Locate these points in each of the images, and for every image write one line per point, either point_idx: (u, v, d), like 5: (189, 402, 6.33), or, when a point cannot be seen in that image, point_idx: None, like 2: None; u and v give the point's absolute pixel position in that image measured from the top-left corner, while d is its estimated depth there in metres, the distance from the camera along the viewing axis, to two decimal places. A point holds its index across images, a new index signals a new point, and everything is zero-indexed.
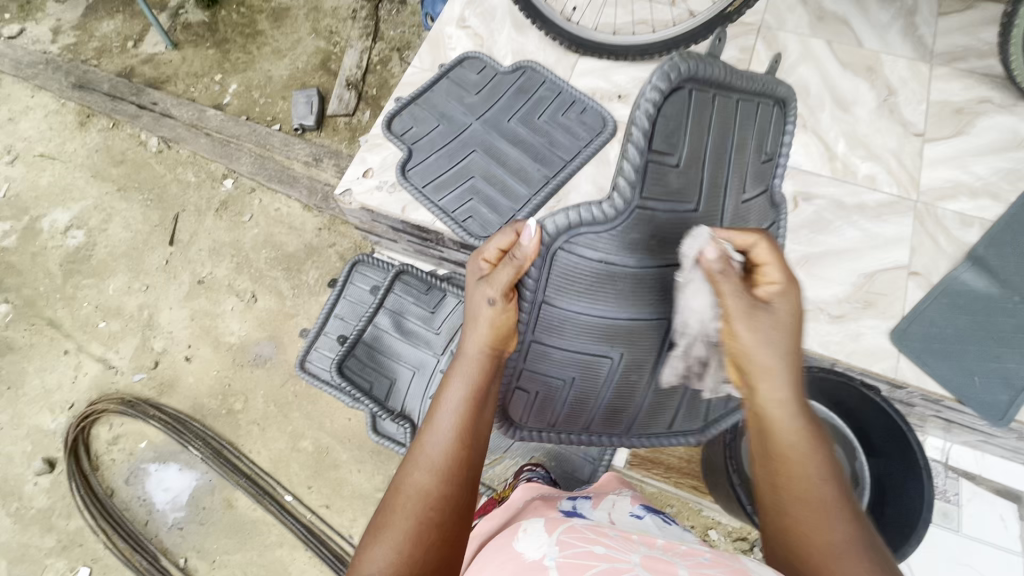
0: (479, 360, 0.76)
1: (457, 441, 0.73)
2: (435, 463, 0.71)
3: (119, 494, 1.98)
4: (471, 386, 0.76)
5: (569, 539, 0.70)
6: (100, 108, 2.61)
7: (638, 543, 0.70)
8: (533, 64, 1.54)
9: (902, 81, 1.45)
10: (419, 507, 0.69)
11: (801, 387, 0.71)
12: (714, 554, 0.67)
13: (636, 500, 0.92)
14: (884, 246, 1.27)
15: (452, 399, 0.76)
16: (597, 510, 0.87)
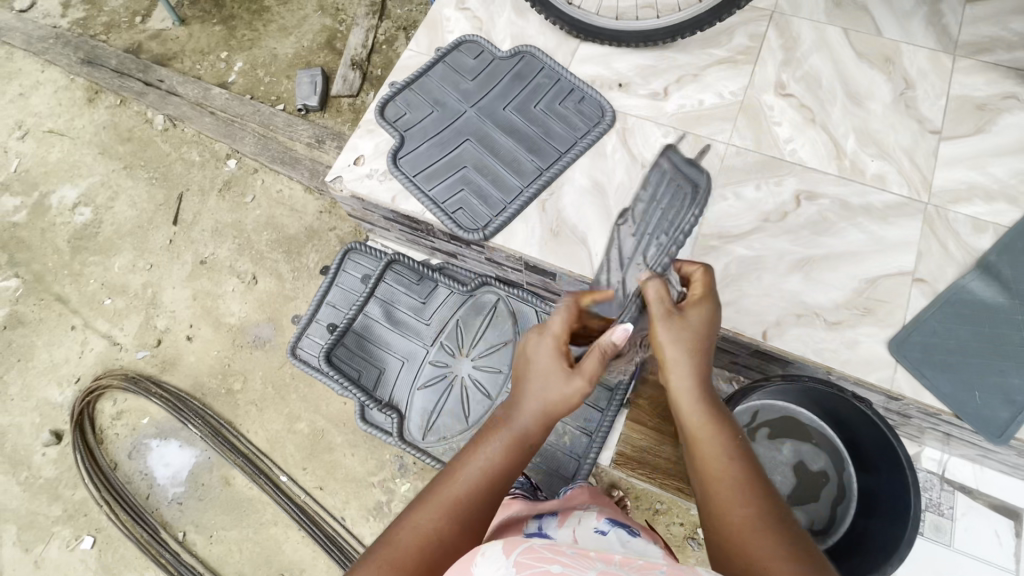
0: (524, 428, 0.82)
1: (478, 494, 0.77)
2: (452, 507, 0.75)
3: (122, 467, 2.04)
4: (506, 450, 0.81)
5: (527, 558, 0.65)
6: (108, 84, 2.61)
7: (596, 559, 0.67)
8: (532, 49, 1.49)
9: (922, 74, 1.37)
10: (420, 551, 0.72)
11: (705, 379, 0.79)
12: (669, 567, 0.65)
13: (601, 514, 0.96)
14: (889, 251, 1.21)
15: (486, 455, 0.80)
16: (562, 529, 0.92)
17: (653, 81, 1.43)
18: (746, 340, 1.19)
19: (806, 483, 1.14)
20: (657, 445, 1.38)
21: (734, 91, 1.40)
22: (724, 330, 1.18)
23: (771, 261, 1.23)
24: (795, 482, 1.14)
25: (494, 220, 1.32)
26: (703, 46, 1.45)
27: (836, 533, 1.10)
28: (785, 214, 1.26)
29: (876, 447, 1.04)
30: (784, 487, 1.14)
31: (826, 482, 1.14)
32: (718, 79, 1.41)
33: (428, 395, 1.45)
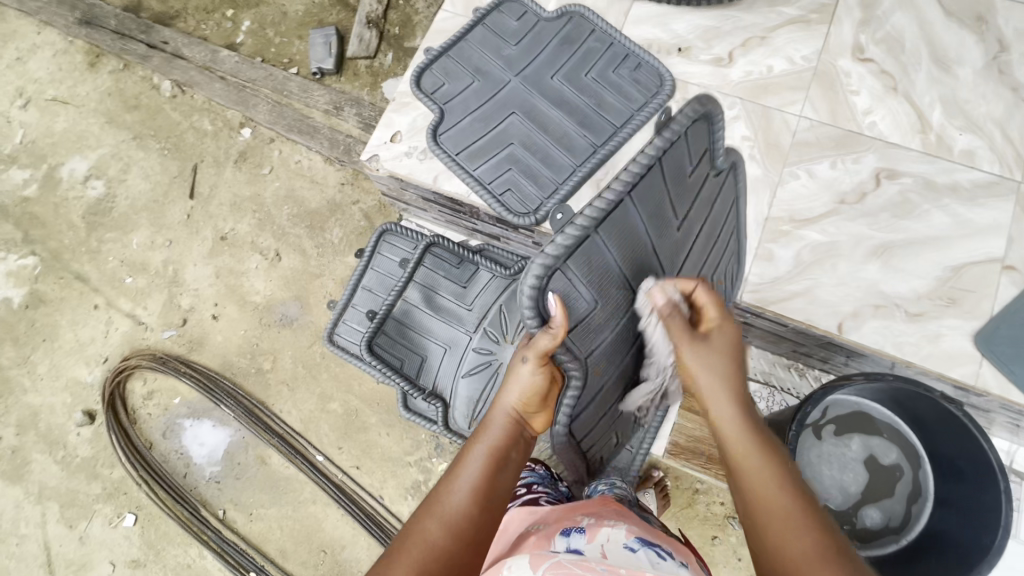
0: (504, 426, 0.81)
1: (472, 495, 0.73)
2: (447, 512, 0.70)
3: (157, 447, 2.04)
4: (491, 447, 0.79)
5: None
6: (109, 47, 2.46)
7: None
8: (581, 9, 1.35)
9: (1018, 34, 1.24)
10: (421, 562, 0.66)
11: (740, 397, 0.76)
12: None
13: (631, 531, 0.84)
14: (977, 236, 1.12)
15: (473, 458, 0.78)
16: (591, 545, 0.80)
17: (715, 45, 1.31)
18: (817, 332, 1.12)
19: (878, 480, 1.10)
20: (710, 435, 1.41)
21: (807, 55, 1.27)
22: (793, 322, 1.12)
23: (847, 247, 1.14)
24: (866, 479, 1.10)
25: (545, 203, 1.23)
26: (772, 4, 1.31)
27: (909, 532, 1.07)
28: (862, 195, 1.17)
29: (958, 449, 0.99)
30: (855, 484, 1.10)
31: (899, 475, 1.09)
32: (789, 42, 1.28)
33: (472, 383, 1.38)
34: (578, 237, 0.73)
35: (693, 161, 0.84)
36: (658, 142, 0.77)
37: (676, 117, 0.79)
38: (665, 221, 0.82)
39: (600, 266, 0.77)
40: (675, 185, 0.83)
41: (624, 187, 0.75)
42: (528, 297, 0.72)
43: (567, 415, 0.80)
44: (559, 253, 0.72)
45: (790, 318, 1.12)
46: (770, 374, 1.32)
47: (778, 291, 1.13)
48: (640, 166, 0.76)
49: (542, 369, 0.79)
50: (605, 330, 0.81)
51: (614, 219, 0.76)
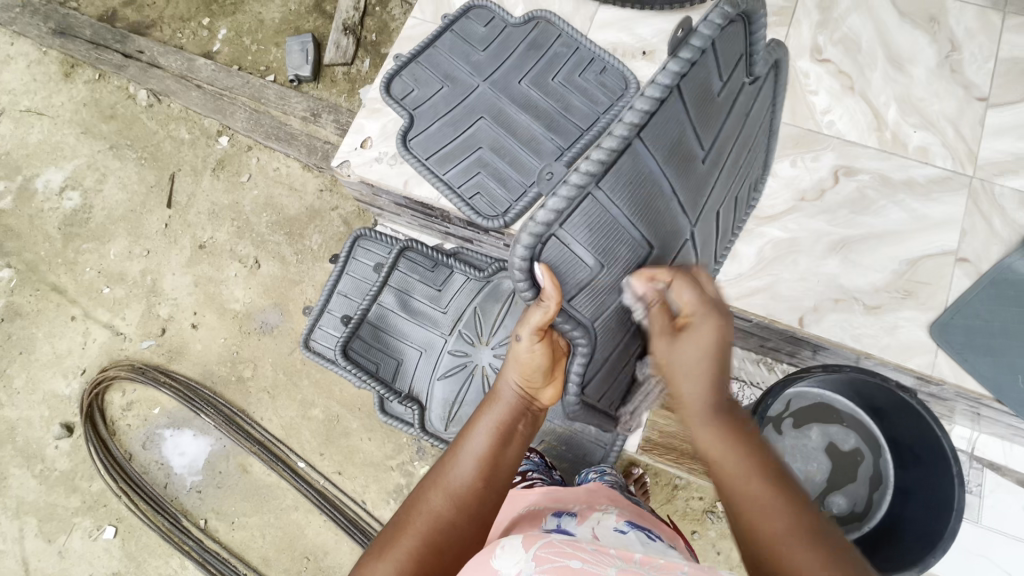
0: (512, 398, 0.84)
1: (477, 471, 0.77)
2: (452, 489, 0.75)
3: (137, 458, 2.02)
4: (498, 421, 0.82)
5: (545, 553, 0.67)
6: (84, 57, 2.44)
7: (614, 557, 0.68)
8: (547, 14, 1.37)
9: (969, 34, 1.27)
10: (428, 530, 0.73)
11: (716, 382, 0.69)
12: (691, 569, 0.66)
13: (620, 516, 0.88)
14: (931, 229, 1.15)
15: (481, 430, 0.81)
16: (581, 526, 0.83)
17: None
18: (780, 326, 1.15)
19: (840, 468, 1.12)
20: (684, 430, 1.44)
21: None
22: (755, 317, 1.15)
23: (807, 243, 1.17)
24: (830, 469, 1.12)
25: (514, 204, 1.25)
26: None
27: (871, 520, 1.09)
28: (822, 191, 1.20)
29: (914, 435, 1.02)
30: (819, 473, 1.12)
31: (860, 462, 1.12)
32: None
33: (448, 385, 1.40)
34: (575, 196, 0.59)
35: (718, 71, 0.67)
36: (672, 62, 0.60)
37: (697, 26, 0.62)
38: (688, 157, 0.68)
39: (607, 230, 0.64)
40: (700, 108, 0.66)
41: (631, 128, 0.60)
42: (517, 271, 0.64)
43: (577, 383, 0.76)
44: (552, 218, 0.60)
45: (752, 314, 1.15)
46: (740, 369, 1.35)
47: (741, 287, 1.16)
48: (653, 98, 0.60)
49: (540, 342, 0.78)
50: (613, 292, 0.70)
51: (622, 169, 0.61)
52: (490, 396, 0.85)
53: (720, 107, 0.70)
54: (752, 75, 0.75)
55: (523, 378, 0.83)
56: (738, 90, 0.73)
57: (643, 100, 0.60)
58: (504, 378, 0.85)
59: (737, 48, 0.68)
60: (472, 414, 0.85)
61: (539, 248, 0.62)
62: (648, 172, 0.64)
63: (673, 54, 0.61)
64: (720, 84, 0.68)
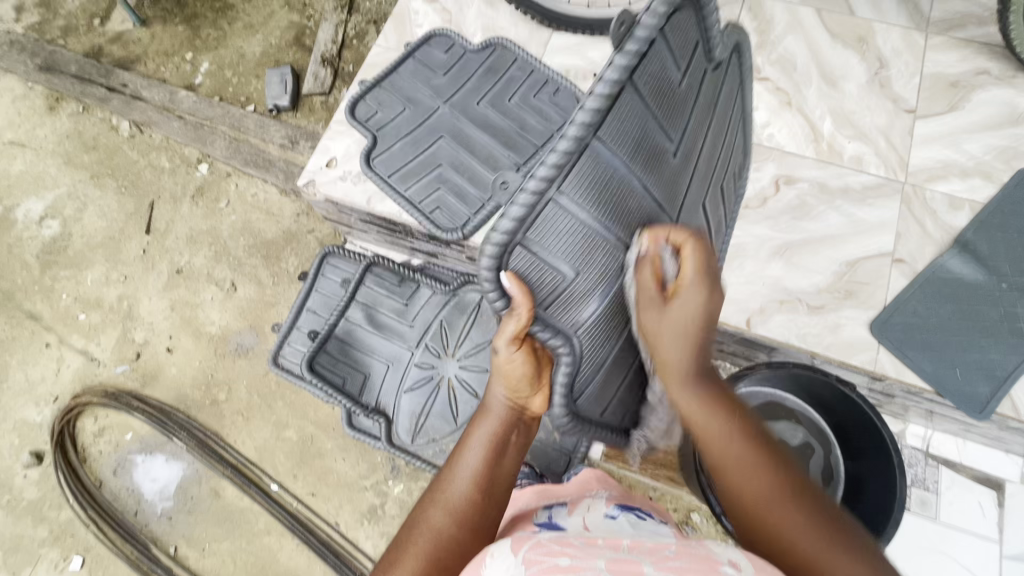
0: (503, 410, 0.85)
1: (475, 482, 0.78)
2: (453, 503, 0.76)
3: (107, 485, 2.00)
4: (491, 434, 0.83)
5: (535, 555, 0.62)
6: (68, 91, 2.52)
7: (604, 548, 0.64)
8: (503, 40, 1.45)
9: (896, 53, 1.37)
10: (432, 549, 0.72)
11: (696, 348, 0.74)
12: (679, 546, 0.64)
13: (610, 500, 0.90)
14: (868, 232, 1.21)
15: (474, 446, 0.82)
16: (573, 517, 0.84)
17: None
18: (729, 329, 1.19)
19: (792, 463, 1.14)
20: None
21: None
22: None
23: (752, 248, 1.23)
24: None
25: (472, 218, 1.30)
26: None
27: None
28: (764, 200, 1.26)
29: (856, 427, 1.08)
30: None
31: (811, 456, 1.14)
32: None
33: (414, 398, 1.42)
34: (533, 204, 0.60)
35: (673, 63, 0.67)
36: (616, 59, 0.61)
37: (639, 19, 0.62)
38: (658, 149, 0.67)
39: (573, 233, 0.63)
40: (659, 100, 0.66)
41: (585, 128, 0.60)
42: (486, 281, 0.64)
43: (563, 392, 0.73)
44: (514, 228, 0.61)
45: None
46: None
47: None
48: (603, 96, 0.60)
49: (518, 352, 0.79)
50: (590, 297, 0.69)
51: (582, 171, 0.61)
52: (480, 411, 0.87)
53: (681, 97, 0.70)
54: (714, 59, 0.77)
55: (509, 391, 0.85)
56: (699, 79, 0.74)
57: (594, 98, 0.60)
58: (491, 392, 0.87)
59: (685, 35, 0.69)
60: (466, 429, 0.86)
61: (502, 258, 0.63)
62: (612, 169, 0.63)
63: (618, 50, 0.61)
64: (678, 75, 0.69)
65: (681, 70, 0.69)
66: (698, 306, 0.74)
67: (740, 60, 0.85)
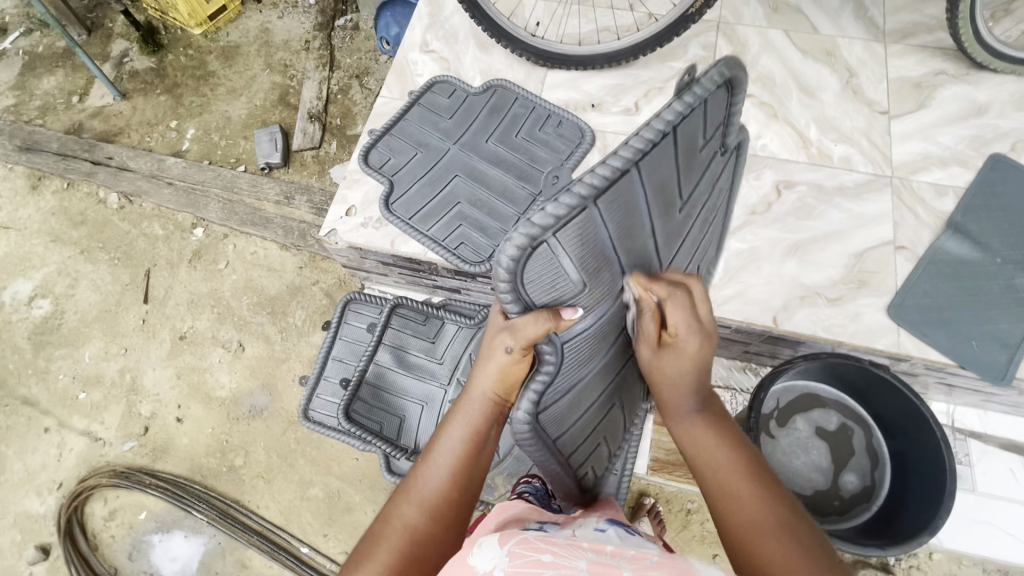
0: (483, 402, 0.82)
1: (450, 481, 0.80)
2: (426, 500, 0.78)
3: (124, 571, 1.89)
4: (470, 429, 0.82)
5: (519, 549, 0.63)
6: (51, 169, 2.49)
7: (587, 550, 0.65)
8: (502, 82, 1.54)
9: (862, 62, 1.50)
10: (403, 543, 0.75)
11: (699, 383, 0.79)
12: (663, 557, 0.64)
13: (601, 517, 0.88)
14: (869, 225, 1.30)
15: (451, 440, 0.82)
16: (564, 527, 0.82)
17: (623, 98, 1.51)
18: (757, 328, 1.24)
19: (837, 448, 1.22)
20: None
21: None
22: (733, 322, 1.24)
23: (766, 250, 1.30)
24: (830, 453, 1.21)
25: (497, 249, 1.34)
26: (663, 60, 1.55)
27: (878, 498, 1.17)
28: (768, 205, 1.35)
29: (892, 405, 1.14)
30: (823, 458, 1.21)
31: (852, 436, 1.22)
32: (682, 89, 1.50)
33: None
34: (575, 207, 0.60)
35: (708, 128, 0.73)
36: (676, 101, 0.64)
37: (700, 78, 0.67)
38: (671, 194, 0.72)
39: (594, 249, 0.65)
40: (686, 158, 0.72)
41: (634, 154, 0.62)
42: (506, 269, 0.62)
43: (532, 401, 0.76)
44: (547, 225, 0.60)
45: (730, 320, 1.24)
46: (730, 379, 1.42)
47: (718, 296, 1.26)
48: (657, 130, 0.63)
49: (524, 358, 0.76)
50: (587, 317, 0.73)
51: (617, 197, 0.64)
52: (461, 399, 0.84)
53: (702, 161, 0.77)
54: (728, 146, 0.83)
55: (495, 386, 0.81)
56: (715, 156, 0.80)
57: (649, 131, 0.63)
58: (473, 380, 0.82)
59: (723, 112, 0.75)
60: (444, 417, 0.85)
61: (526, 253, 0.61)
62: (639, 201, 0.67)
63: (677, 97, 0.65)
64: (705, 141, 0.75)
65: (709, 140, 0.76)
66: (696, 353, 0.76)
67: (740, 159, 0.92)
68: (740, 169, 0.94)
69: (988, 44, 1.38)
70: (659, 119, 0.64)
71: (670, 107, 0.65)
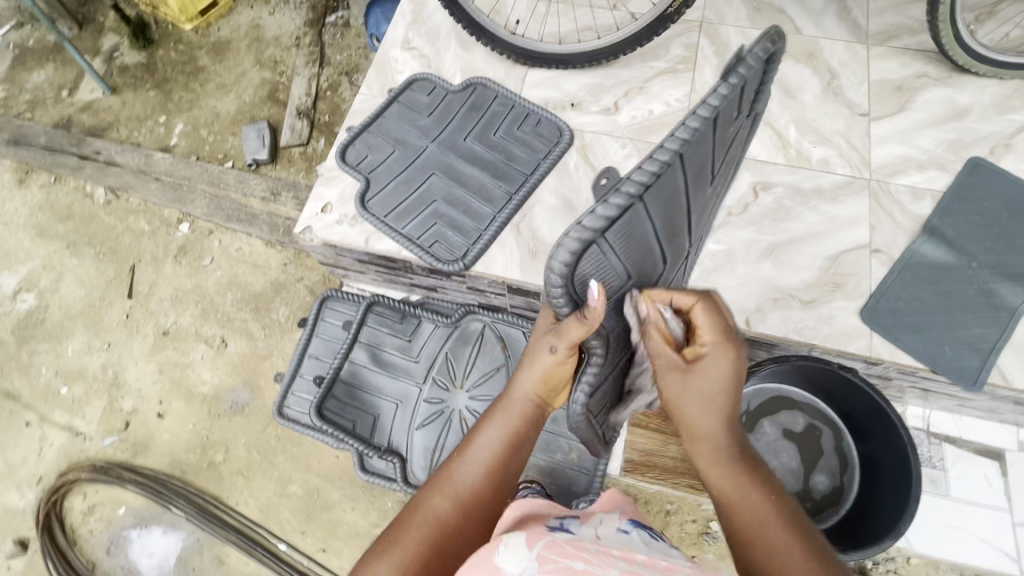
0: (523, 404, 0.87)
1: (485, 477, 0.82)
2: (461, 494, 0.81)
3: (101, 566, 1.89)
4: (509, 430, 0.86)
5: (550, 553, 0.63)
6: (39, 162, 2.49)
7: (618, 558, 0.66)
8: (482, 80, 1.53)
9: (844, 64, 1.49)
10: (433, 534, 0.77)
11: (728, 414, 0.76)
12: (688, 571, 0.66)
13: (623, 517, 0.88)
14: (845, 227, 1.29)
15: (488, 441, 0.85)
16: (585, 527, 0.81)
17: (603, 98, 1.50)
18: None
19: (807, 450, 1.21)
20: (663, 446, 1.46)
21: (679, 98, 1.49)
22: None
23: (741, 252, 1.29)
24: (800, 455, 1.21)
25: (472, 248, 1.33)
26: (644, 60, 1.54)
27: (846, 502, 1.17)
28: (745, 206, 1.34)
29: (860, 408, 1.14)
30: (793, 460, 1.21)
31: (820, 436, 1.22)
32: (663, 90, 1.50)
33: (427, 434, 1.41)
34: (624, 206, 0.64)
35: (742, 103, 0.75)
36: (717, 91, 0.66)
37: (745, 60, 0.68)
38: (700, 168, 0.76)
39: (633, 237, 0.71)
40: (720, 135, 0.76)
41: (678, 147, 0.65)
42: (561, 272, 0.66)
43: (586, 393, 0.82)
44: (599, 225, 0.63)
45: None
46: None
47: None
48: (700, 121, 0.65)
49: (569, 357, 0.82)
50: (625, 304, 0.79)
51: (660, 189, 0.68)
52: (502, 401, 0.89)
53: (730, 133, 0.81)
54: (751, 112, 0.85)
55: (536, 389, 0.87)
56: (741, 122, 0.84)
57: (693, 122, 0.66)
58: (516, 383, 0.88)
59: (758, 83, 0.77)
60: (483, 417, 0.90)
61: (580, 253, 0.65)
62: (676, 187, 0.72)
63: (723, 81, 0.67)
64: (737, 113, 0.78)
65: (740, 111, 0.79)
66: (725, 373, 0.75)
67: (758, 117, 0.95)
68: (753, 126, 0.98)
69: (969, 46, 1.37)
70: (705, 105, 0.67)
71: (714, 95, 0.66)
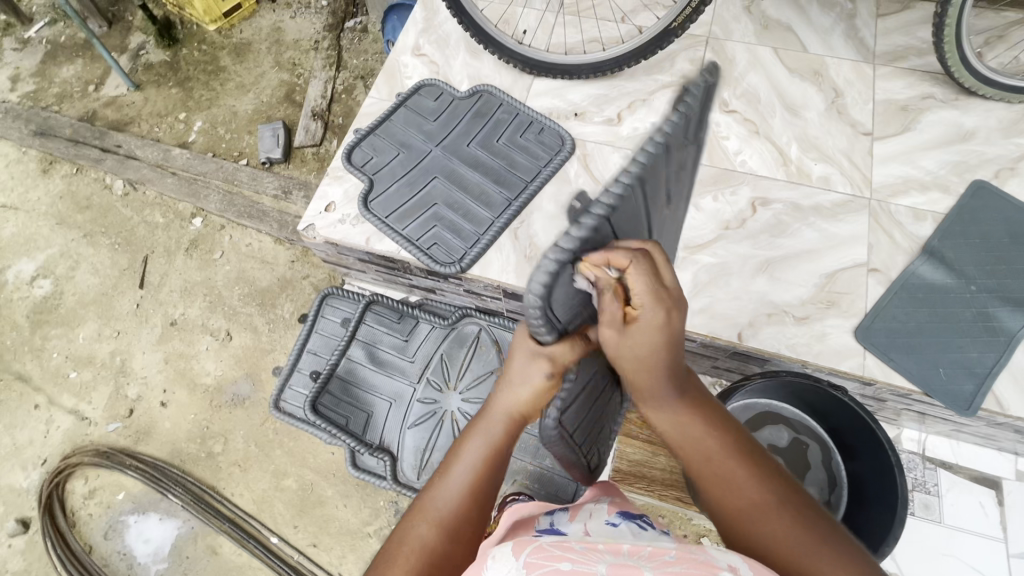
0: (503, 422, 0.77)
1: (467, 502, 0.73)
2: (443, 519, 0.72)
3: (97, 550, 1.93)
4: (491, 448, 0.77)
5: (536, 557, 0.59)
6: (62, 153, 2.57)
7: (605, 552, 0.61)
8: (488, 88, 1.56)
9: (849, 83, 1.49)
10: (420, 565, 0.69)
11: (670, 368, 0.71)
12: (680, 550, 0.60)
13: (612, 508, 0.88)
14: (842, 245, 1.29)
15: (469, 460, 0.76)
16: (575, 524, 0.84)
17: (606, 109, 1.52)
18: (721, 343, 1.24)
19: (794, 466, 1.22)
20: (651, 458, 1.45)
21: None
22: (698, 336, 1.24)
23: (736, 266, 1.30)
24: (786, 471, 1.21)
25: (469, 251, 1.35)
26: (650, 72, 1.56)
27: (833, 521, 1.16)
28: (743, 221, 1.34)
29: (850, 427, 1.14)
30: None
31: (807, 451, 1.22)
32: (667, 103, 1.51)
33: (418, 433, 1.42)
34: (594, 228, 0.66)
35: (689, 134, 0.82)
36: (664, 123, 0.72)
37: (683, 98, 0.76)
38: (656, 192, 0.80)
39: None
40: (673, 163, 0.81)
41: (636, 174, 0.70)
42: (540, 294, 0.66)
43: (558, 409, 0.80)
44: (574, 247, 0.65)
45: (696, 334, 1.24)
46: None
47: None
48: (653, 150, 0.71)
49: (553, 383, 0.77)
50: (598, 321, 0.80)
51: (624, 216, 0.72)
52: (479, 416, 0.79)
53: (682, 163, 0.87)
54: (694, 143, 0.91)
55: (518, 406, 0.77)
56: (691, 153, 0.91)
57: (648, 150, 0.71)
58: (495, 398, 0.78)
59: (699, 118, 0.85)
60: (462, 434, 0.79)
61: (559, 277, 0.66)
62: (639, 211, 0.76)
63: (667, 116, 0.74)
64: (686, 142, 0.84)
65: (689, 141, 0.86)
66: (660, 330, 0.67)
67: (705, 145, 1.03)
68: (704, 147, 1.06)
69: (976, 68, 1.36)
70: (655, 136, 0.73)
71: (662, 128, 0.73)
